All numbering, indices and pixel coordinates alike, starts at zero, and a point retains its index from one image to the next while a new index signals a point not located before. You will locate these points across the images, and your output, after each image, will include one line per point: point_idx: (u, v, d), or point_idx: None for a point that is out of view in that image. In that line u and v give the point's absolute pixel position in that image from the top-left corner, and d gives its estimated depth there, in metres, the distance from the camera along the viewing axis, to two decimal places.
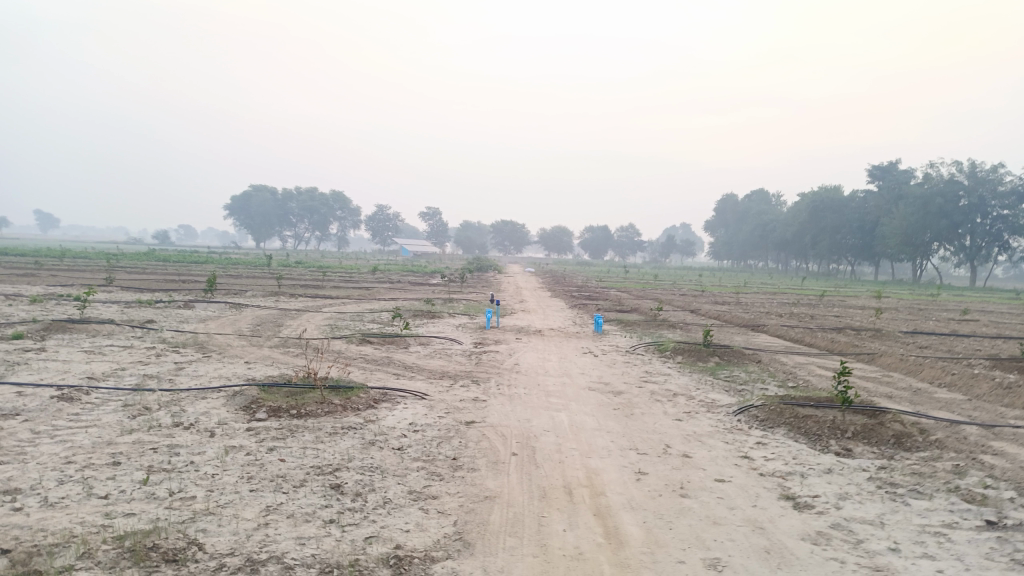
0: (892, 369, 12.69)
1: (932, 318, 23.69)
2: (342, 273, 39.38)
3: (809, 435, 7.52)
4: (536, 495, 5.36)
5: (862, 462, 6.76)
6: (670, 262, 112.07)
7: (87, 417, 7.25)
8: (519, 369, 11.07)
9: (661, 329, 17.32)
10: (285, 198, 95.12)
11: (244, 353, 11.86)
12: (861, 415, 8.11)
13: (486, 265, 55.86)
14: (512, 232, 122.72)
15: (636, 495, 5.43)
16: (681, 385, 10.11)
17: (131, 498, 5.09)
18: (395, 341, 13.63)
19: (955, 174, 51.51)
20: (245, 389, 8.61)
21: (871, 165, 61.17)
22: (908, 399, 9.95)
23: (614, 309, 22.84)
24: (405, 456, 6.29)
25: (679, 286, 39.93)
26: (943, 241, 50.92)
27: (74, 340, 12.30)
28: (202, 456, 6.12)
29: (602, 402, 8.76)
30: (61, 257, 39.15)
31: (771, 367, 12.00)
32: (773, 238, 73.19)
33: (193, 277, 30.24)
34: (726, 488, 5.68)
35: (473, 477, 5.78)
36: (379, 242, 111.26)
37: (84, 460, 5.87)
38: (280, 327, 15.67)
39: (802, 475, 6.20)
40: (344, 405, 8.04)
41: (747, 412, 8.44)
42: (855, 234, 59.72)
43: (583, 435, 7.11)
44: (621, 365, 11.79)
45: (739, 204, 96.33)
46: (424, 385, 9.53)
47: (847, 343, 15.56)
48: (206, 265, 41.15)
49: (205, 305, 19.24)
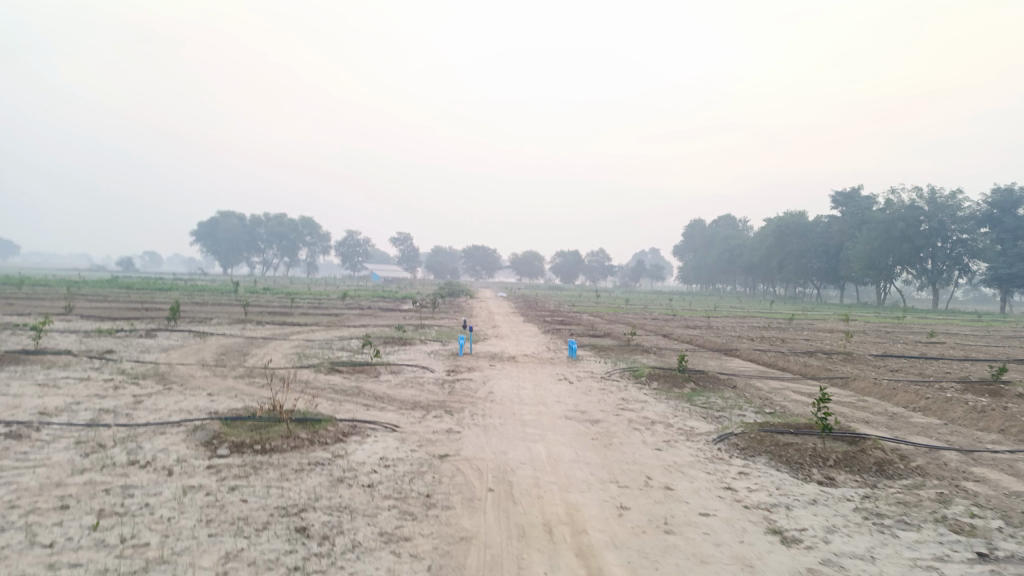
0: (866, 394, 12.65)
1: (901, 341, 23.94)
2: (311, 300, 38.74)
3: (791, 464, 7.37)
4: (514, 534, 5.11)
5: (846, 491, 6.61)
6: (640, 286, 112.92)
7: (36, 456, 6.82)
8: (494, 398, 10.79)
9: (635, 354, 17.17)
10: (254, 224, 94.00)
11: (207, 384, 11.43)
12: (842, 442, 7.99)
13: (457, 290, 55.52)
14: (484, 257, 122.70)
15: (619, 532, 5.20)
16: (659, 412, 9.92)
17: (78, 546, 4.70)
18: (365, 369, 13.27)
19: (916, 201, 52.46)
20: (207, 423, 8.21)
21: (834, 192, 62.31)
22: (885, 424, 9.88)
23: (586, 334, 22.68)
24: (375, 494, 5.99)
25: (649, 310, 40.08)
26: (905, 264, 51.99)
27: (26, 372, 11.73)
28: (158, 497, 5.75)
29: (579, 431, 8.52)
30: (19, 284, 37.95)
31: (747, 393, 11.88)
32: (741, 262, 74.05)
33: (155, 304, 29.42)
34: (711, 523, 5.47)
35: (448, 515, 5.50)
36: (348, 267, 110.29)
37: (30, 503, 5.46)
38: (245, 356, 15.19)
39: (787, 507, 6.02)
40: (311, 439, 7.70)
41: (726, 440, 8.28)
42: (820, 258, 60.65)
43: (562, 467, 6.87)
44: (597, 392, 11.57)
45: (707, 228, 97.52)
46: (395, 417, 9.20)
47: (820, 367, 15.55)
48: (171, 292, 40.27)
49: (168, 335, 18.64)
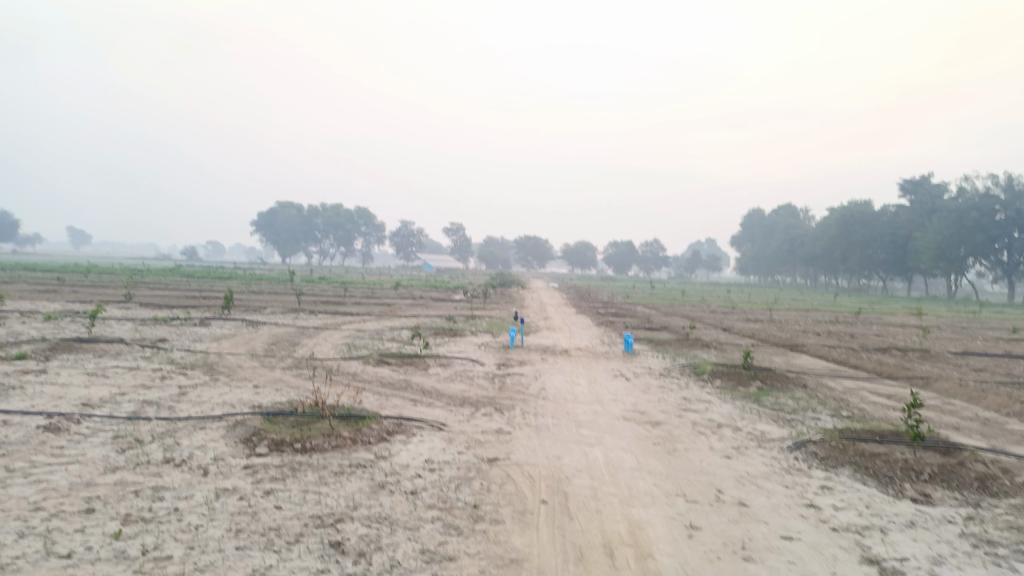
0: (951, 395, 11.60)
1: (981, 337, 22.39)
2: (364, 289, 38.82)
3: (879, 478, 6.60)
4: (572, 557, 4.55)
5: (945, 511, 5.84)
6: (695, 278, 110.49)
7: (70, 452, 6.56)
8: (547, 395, 10.23)
9: (695, 349, 16.36)
10: (311, 214, 95.76)
11: (254, 375, 11.19)
12: (935, 452, 7.16)
13: (509, 281, 55.06)
14: (536, 247, 121.98)
15: (690, 558, 4.58)
16: (725, 414, 9.21)
17: (97, 558, 4.32)
18: (414, 362, 12.85)
19: (991, 188, 49.97)
20: (248, 419, 7.87)
21: (902, 179, 59.50)
22: (980, 431, 8.91)
23: (642, 327, 21.87)
24: (418, 503, 5.50)
25: (706, 302, 38.59)
26: (979, 256, 49.26)
27: (79, 361, 11.70)
28: (188, 502, 5.37)
29: (639, 434, 7.89)
30: (89, 271, 39.21)
31: (820, 393, 11.00)
32: (801, 253, 71.60)
33: (213, 293, 29.91)
34: (796, 549, 4.80)
35: (496, 532, 4.96)
36: (403, 257, 111.31)
37: (55, 506, 5.14)
38: (295, 347, 14.96)
39: (882, 530, 5.29)
40: (354, 438, 7.28)
41: (804, 448, 7.52)
42: (886, 249, 58.02)
43: (622, 477, 6.27)
44: (656, 391, 10.88)
45: (767, 218, 94.53)
46: (442, 414, 8.74)
47: (897, 366, 14.49)
48: (227, 281, 40.85)
49: (221, 323, 18.66)
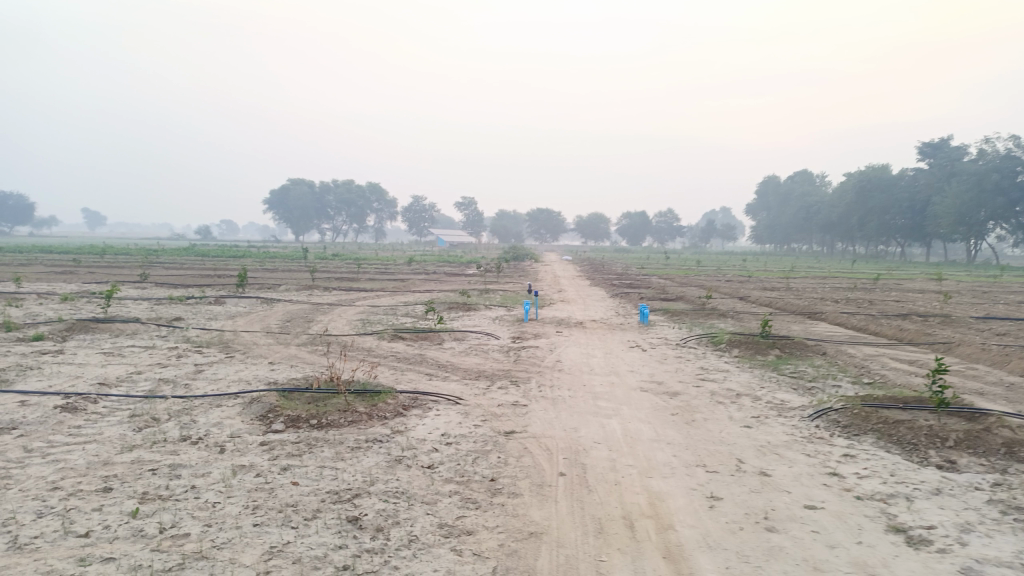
0: (974, 360, 11.40)
1: (1002, 302, 22.05)
2: (377, 265, 38.77)
3: (903, 445, 6.48)
4: (591, 530, 4.48)
5: (972, 478, 5.71)
6: (709, 248, 109.66)
7: (88, 431, 6.56)
8: (563, 367, 10.16)
9: (712, 319, 16.21)
10: (323, 191, 95.51)
11: (270, 352, 11.19)
12: (960, 418, 7.01)
13: (522, 254, 54.86)
14: (549, 220, 121.25)
15: (712, 529, 4.50)
16: (743, 383, 9.09)
17: (115, 536, 4.31)
18: (429, 336, 12.81)
19: (1012, 150, 48.96)
20: (264, 395, 7.86)
21: (920, 142, 58.36)
22: (1005, 396, 8.74)
23: (658, 298, 21.71)
24: (435, 477, 5.45)
25: (722, 272, 38.26)
26: (999, 219, 48.46)
27: (95, 341, 11.73)
28: (205, 480, 5.35)
29: (657, 405, 7.81)
30: (104, 254, 39.40)
31: (840, 360, 10.86)
32: (817, 221, 70.76)
33: (228, 271, 30.01)
34: (821, 518, 4.70)
35: (514, 505, 4.90)
36: (416, 232, 111.16)
37: (73, 485, 5.14)
38: (309, 323, 14.93)
39: (907, 498, 5.17)
40: (370, 413, 7.24)
41: (825, 416, 7.39)
42: (904, 215, 57.12)
43: (641, 448, 6.19)
44: (672, 361, 10.77)
45: (781, 186, 93.37)
46: (458, 387, 8.69)
47: (917, 332, 14.28)
48: (241, 259, 40.95)
49: (236, 301, 18.70)
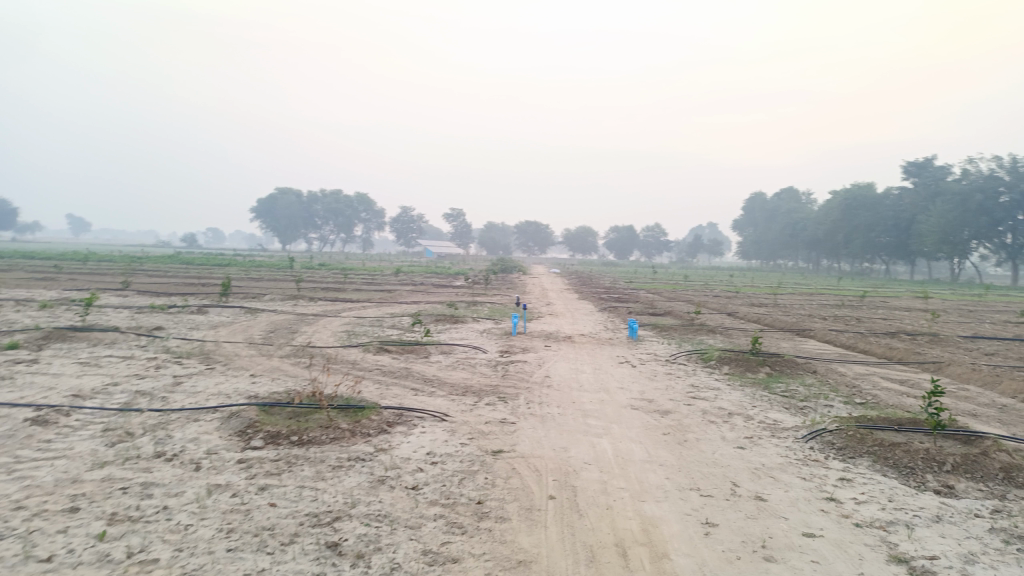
0: (965, 380, 11.31)
1: (988, 321, 22.07)
2: (364, 276, 38.42)
3: (900, 469, 6.33)
4: (583, 558, 4.29)
5: (971, 504, 5.57)
6: (696, 263, 109.93)
7: (58, 446, 6.29)
8: (551, 383, 9.95)
9: (701, 334, 16.08)
10: (311, 200, 95.05)
11: (251, 364, 10.91)
12: (956, 442, 6.88)
13: (511, 266, 54.72)
14: (537, 232, 121.14)
15: (707, 557, 4.32)
16: (735, 402, 8.92)
17: (78, 562, 4.06)
18: (415, 349, 12.57)
19: (996, 170, 49.35)
20: (243, 410, 7.61)
21: (906, 161, 58.75)
22: (999, 418, 8.62)
23: (646, 313, 21.57)
24: (420, 499, 5.23)
25: (710, 287, 38.16)
26: (982, 239, 48.80)
27: (71, 351, 11.40)
28: (179, 499, 5.11)
29: (648, 424, 7.62)
30: (86, 260, 38.87)
31: (832, 379, 10.71)
32: (803, 238, 71.12)
33: (212, 279, 29.60)
34: (820, 547, 4.54)
35: (502, 531, 4.70)
36: (403, 243, 110.76)
37: (38, 505, 4.88)
38: (293, 334, 14.64)
39: (907, 525, 5.02)
40: (353, 430, 7.01)
41: (819, 437, 7.24)
42: (888, 233, 57.44)
43: (633, 469, 6.00)
44: (663, 378, 10.60)
45: (768, 202, 93.96)
46: (444, 403, 8.48)
47: (907, 350, 14.19)
48: (227, 267, 40.56)
49: (219, 311, 18.37)
